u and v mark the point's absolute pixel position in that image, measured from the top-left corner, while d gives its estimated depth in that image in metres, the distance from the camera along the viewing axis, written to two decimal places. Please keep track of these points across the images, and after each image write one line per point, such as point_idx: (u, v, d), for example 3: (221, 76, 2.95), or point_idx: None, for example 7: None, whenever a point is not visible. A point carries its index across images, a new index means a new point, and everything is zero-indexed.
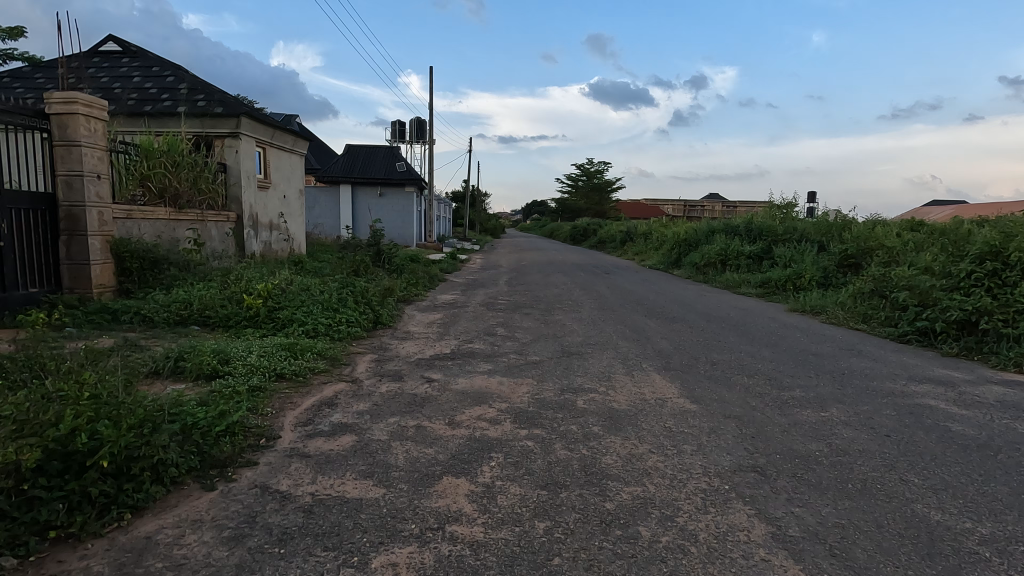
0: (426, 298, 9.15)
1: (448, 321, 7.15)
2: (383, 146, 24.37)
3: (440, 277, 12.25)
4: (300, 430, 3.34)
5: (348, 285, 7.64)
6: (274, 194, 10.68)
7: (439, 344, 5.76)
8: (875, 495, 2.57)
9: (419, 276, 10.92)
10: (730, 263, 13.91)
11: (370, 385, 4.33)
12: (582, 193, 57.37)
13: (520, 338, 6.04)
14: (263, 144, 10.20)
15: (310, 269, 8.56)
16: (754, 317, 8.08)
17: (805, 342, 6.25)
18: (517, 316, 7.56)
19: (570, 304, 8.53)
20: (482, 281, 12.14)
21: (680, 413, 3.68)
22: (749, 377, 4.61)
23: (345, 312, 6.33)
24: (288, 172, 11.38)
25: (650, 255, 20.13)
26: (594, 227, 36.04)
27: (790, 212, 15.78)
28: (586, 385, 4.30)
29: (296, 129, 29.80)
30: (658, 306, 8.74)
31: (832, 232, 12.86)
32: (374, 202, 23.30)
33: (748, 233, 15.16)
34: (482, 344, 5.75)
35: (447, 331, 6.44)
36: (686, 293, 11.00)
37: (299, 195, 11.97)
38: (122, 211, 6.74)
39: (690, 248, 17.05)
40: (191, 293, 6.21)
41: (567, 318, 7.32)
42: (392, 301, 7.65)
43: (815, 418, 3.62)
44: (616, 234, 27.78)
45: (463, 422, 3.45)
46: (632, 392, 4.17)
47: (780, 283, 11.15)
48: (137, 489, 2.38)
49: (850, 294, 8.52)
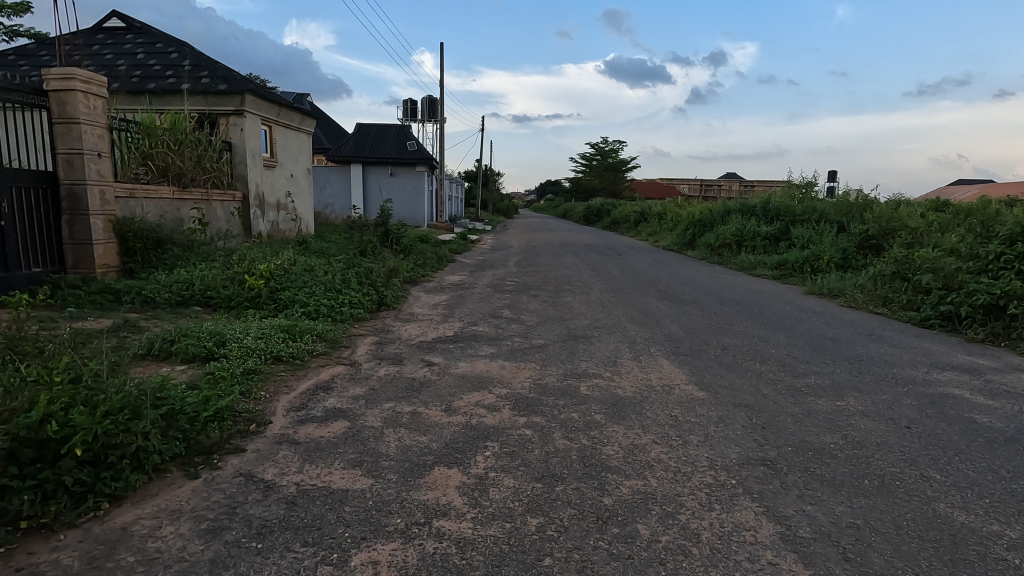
0: (433, 279, 9.02)
1: (453, 302, 7.02)
2: (394, 125, 24.10)
3: (449, 258, 12.12)
4: (292, 415, 3.25)
5: (353, 266, 7.54)
6: (281, 174, 10.58)
7: (442, 326, 5.65)
8: (893, 493, 2.40)
9: (427, 257, 10.80)
10: (746, 244, 13.59)
11: (368, 368, 4.23)
12: (596, 173, 56.62)
13: (525, 321, 5.90)
14: (268, 122, 10.05)
15: (316, 249, 8.47)
16: (769, 300, 7.85)
17: (821, 326, 6.04)
18: (525, 298, 7.40)
19: (579, 286, 8.34)
20: (491, 262, 11.98)
21: (687, 401, 3.53)
22: (761, 363, 4.43)
23: (349, 293, 6.24)
24: (295, 151, 11.26)
25: (664, 236, 19.78)
26: (607, 207, 35.58)
27: (809, 191, 15.33)
28: (591, 370, 4.16)
29: (307, 108, 29.63)
30: (669, 287, 8.53)
31: (852, 212, 12.47)
32: (385, 182, 23.15)
33: (765, 213, 14.78)
34: (487, 326, 5.61)
35: (452, 313, 6.32)
36: (700, 274, 10.74)
37: (307, 174, 11.85)
38: (125, 190, 6.67)
39: (706, 229, 16.69)
40: (193, 273, 6.15)
41: (576, 301, 7.15)
42: (398, 282, 7.54)
43: (830, 408, 3.44)
44: (630, 214, 27.39)
45: (460, 409, 3.33)
46: (638, 377, 4.01)
47: (797, 264, 10.83)
48: (116, 478, 2.30)
49: (871, 277, 8.22)
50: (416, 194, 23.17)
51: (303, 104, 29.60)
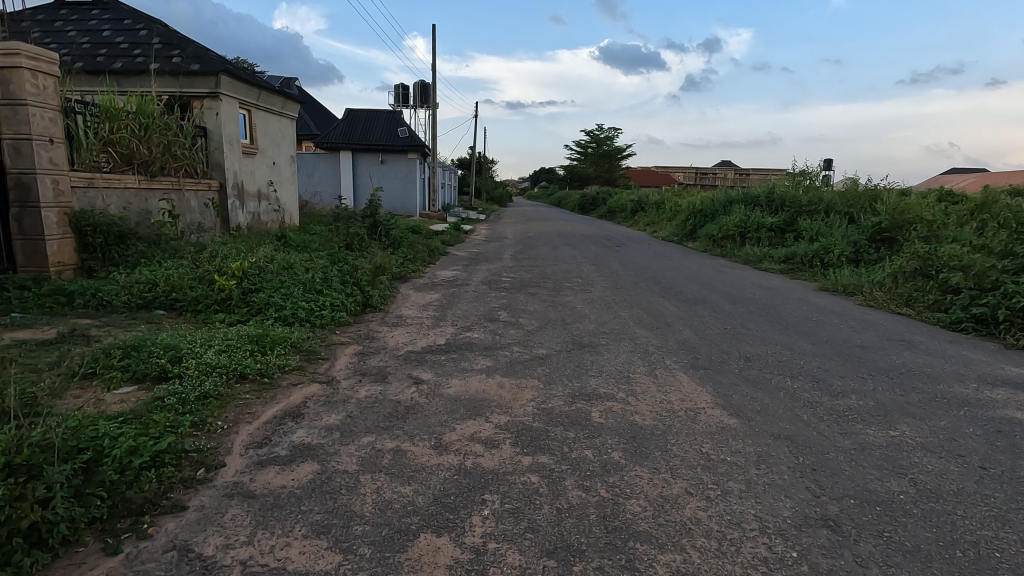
0: (424, 275, 8.46)
1: (446, 302, 6.49)
2: (384, 110, 23.32)
3: (441, 250, 11.54)
4: (250, 455, 2.72)
5: (337, 262, 6.96)
6: (262, 161, 9.96)
7: (433, 332, 5.11)
8: (997, 572, 1.92)
9: (418, 250, 10.24)
10: (751, 235, 13.10)
11: (347, 387, 3.69)
12: (591, 161, 55.93)
13: (524, 325, 5.38)
14: (247, 105, 9.38)
15: (297, 244, 7.89)
16: (783, 299, 7.35)
17: (845, 330, 5.55)
18: (523, 297, 6.86)
19: (579, 282, 7.82)
20: (485, 255, 11.43)
21: (718, 431, 3.03)
22: (792, 378, 3.93)
23: (330, 294, 5.68)
24: (278, 137, 10.61)
25: (662, 226, 19.28)
26: (603, 195, 35.02)
27: (814, 180, 14.82)
28: (602, 390, 3.64)
29: (295, 93, 28.73)
30: (675, 284, 8.03)
31: (861, 203, 11.98)
32: (375, 169, 22.43)
33: (769, 203, 14.28)
34: (483, 332, 5.08)
35: (444, 316, 5.79)
36: (705, 268, 10.25)
37: (290, 161, 11.18)
38: (83, 180, 6.05)
39: (707, 219, 16.18)
40: (157, 272, 5.57)
41: (578, 300, 6.62)
42: (386, 279, 6.98)
43: (885, 440, 2.95)
44: (626, 204, 26.86)
45: (452, 445, 2.80)
46: (657, 399, 3.50)
47: (805, 258, 10.36)
48: (3, 564, 1.78)
49: (889, 273, 7.75)
50: (408, 182, 22.48)
51: (290, 89, 28.69)
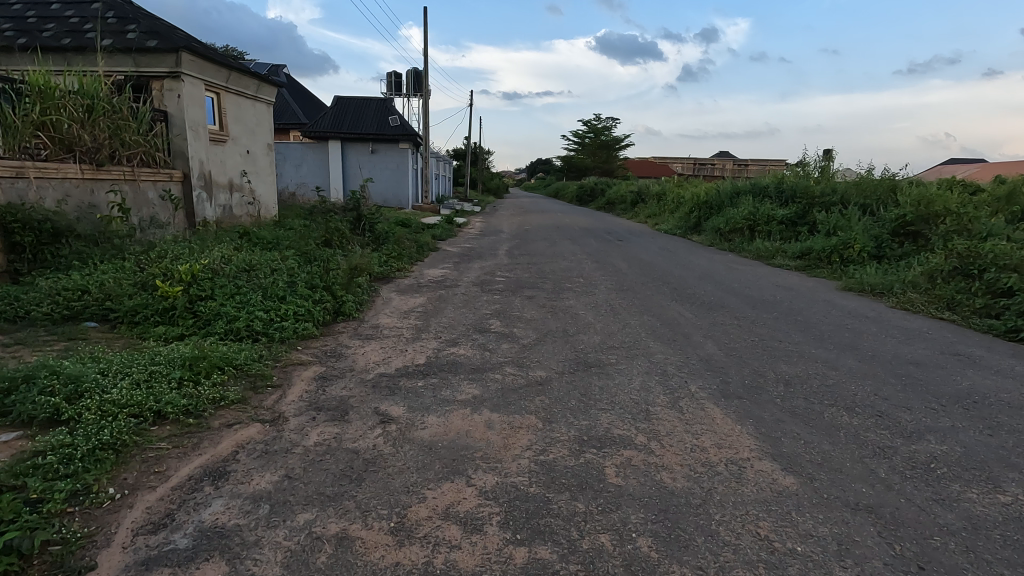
0: (409, 275, 7.69)
1: (430, 308, 5.73)
2: (375, 98, 22.40)
3: (431, 246, 10.75)
4: (135, 548, 1.95)
5: (308, 263, 6.17)
6: (233, 149, 9.14)
7: (412, 347, 4.36)
8: None
9: (405, 246, 9.44)
10: (760, 229, 12.36)
11: (295, 428, 2.93)
12: (589, 151, 55.00)
13: (520, 338, 4.63)
14: (215, 88, 8.53)
15: (267, 242, 7.12)
16: (808, 301, 6.62)
17: (890, 341, 4.82)
18: (519, 301, 6.11)
19: (581, 283, 7.07)
20: (478, 250, 10.64)
21: (773, 498, 2.28)
22: (849, 412, 3.19)
23: (294, 301, 4.90)
24: (253, 123, 9.78)
25: (664, 218, 18.54)
26: (601, 186, 34.20)
27: (825, 170, 14.06)
28: (616, 431, 2.89)
29: (283, 81, 27.76)
30: (686, 284, 7.28)
31: (880, 193, 11.23)
32: (365, 160, 21.57)
33: (779, 194, 13.52)
34: (471, 348, 4.33)
35: (427, 326, 5.01)
36: (716, 265, 9.50)
37: (267, 150, 10.34)
38: (10, 168, 5.23)
39: (713, 211, 15.41)
40: (92, 277, 4.78)
41: (580, 305, 5.88)
42: (364, 281, 6.21)
43: (999, 512, 2.22)
44: (625, 195, 26.10)
45: (419, 529, 2.05)
46: (686, 443, 2.76)
47: (823, 254, 9.62)
48: None
49: (921, 273, 7.03)
50: (400, 173, 21.60)
51: (278, 77, 27.71)
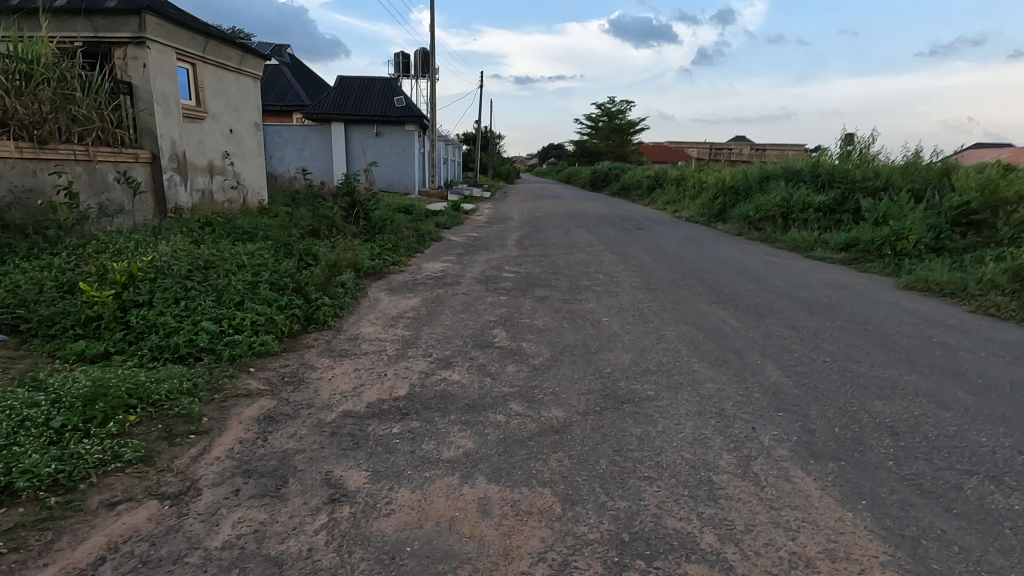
0: (405, 270, 6.79)
1: (425, 313, 4.82)
2: (380, 78, 21.40)
3: (434, 235, 9.83)
4: None
5: (284, 258, 5.30)
6: (213, 127, 8.24)
7: (395, 369, 3.48)
8: None
9: (404, 236, 8.53)
10: (796, 217, 11.30)
11: (205, 512, 2.04)
12: (603, 135, 53.54)
13: (530, 357, 3.71)
14: (190, 58, 7.61)
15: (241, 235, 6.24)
16: (870, 304, 5.62)
17: (995, 362, 3.84)
18: (529, 303, 5.19)
19: (601, 280, 6.13)
20: (485, 240, 9.69)
21: None
22: (999, 487, 2.24)
23: (255, 307, 4.01)
24: (236, 98, 8.86)
25: (685, 205, 17.46)
26: (615, 172, 33.03)
27: (866, 152, 12.88)
28: (671, 523, 1.98)
29: (288, 61, 26.85)
30: (723, 282, 6.31)
31: (932, 177, 10.11)
32: (370, 143, 20.63)
33: (814, 179, 12.41)
34: (468, 372, 3.42)
35: (417, 338, 4.11)
36: (751, 258, 8.48)
37: (254, 129, 9.43)
38: None
39: (739, 198, 14.29)
40: (11, 277, 3.93)
41: (602, 310, 4.94)
42: (349, 279, 5.31)
43: None
44: (642, 180, 24.95)
45: None
46: (778, 549, 1.84)
47: (872, 246, 8.57)
48: None
49: (1002, 270, 5.99)
50: (405, 156, 20.62)
51: (282, 56, 26.77)
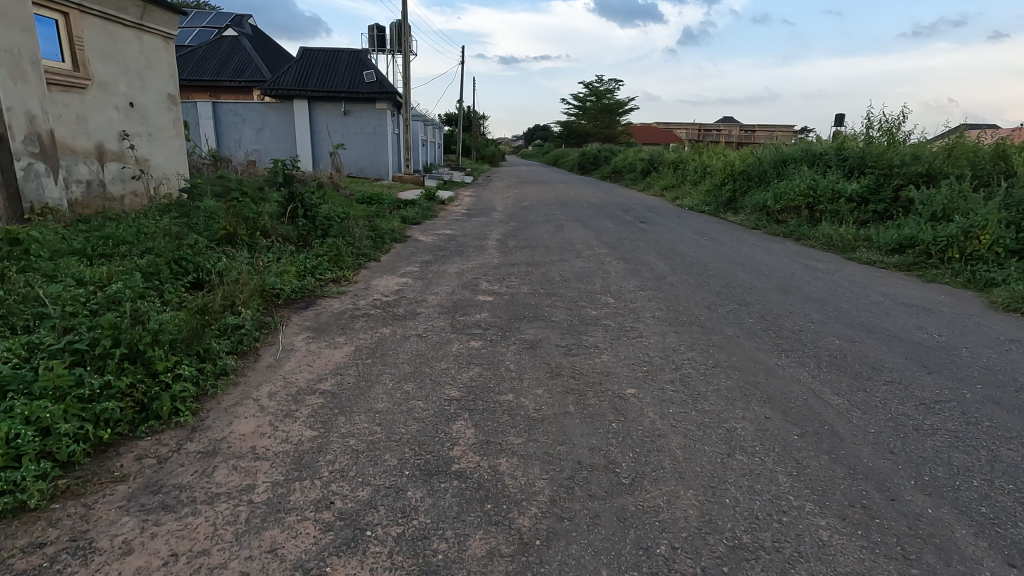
0: (348, 291, 5.07)
1: (352, 382, 3.12)
2: (348, 50, 19.30)
3: (399, 234, 8.08)
4: None
5: (147, 294, 3.56)
6: (101, 98, 6.36)
7: (252, 555, 1.79)
8: None
9: (356, 239, 6.78)
10: (824, 209, 9.76)
11: None
12: (591, 116, 51.60)
13: (511, 505, 2.04)
14: (59, 6, 5.71)
15: (106, 256, 4.44)
16: (989, 343, 4.01)
17: None
18: (514, 357, 3.52)
19: (612, 309, 4.47)
20: (460, 240, 7.94)
21: None
22: None
23: (30, 401, 2.28)
24: (139, 63, 6.94)
25: (687, 192, 15.85)
26: (606, 154, 31.30)
27: (897, 133, 11.30)
28: None
29: (250, 32, 24.52)
30: (776, 308, 4.69)
31: (989, 162, 8.53)
32: (336, 122, 18.56)
33: (840, 163, 10.85)
34: (390, 566, 1.73)
35: (320, 451, 2.41)
36: (788, 264, 6.87)
37: (169, 104, 7.53)
38: None
39: (752, 184, 12.70)
40: None
41: (625, 371, 3.29)
42: (245, 323, 3.59)
43: None
44: (636, 164, 23.25)
45: None
46: None
47: (934, 247, 6.99)
48: None
49: None
50: (377, 138, 18.63)
51: (243, 27, 24.42)
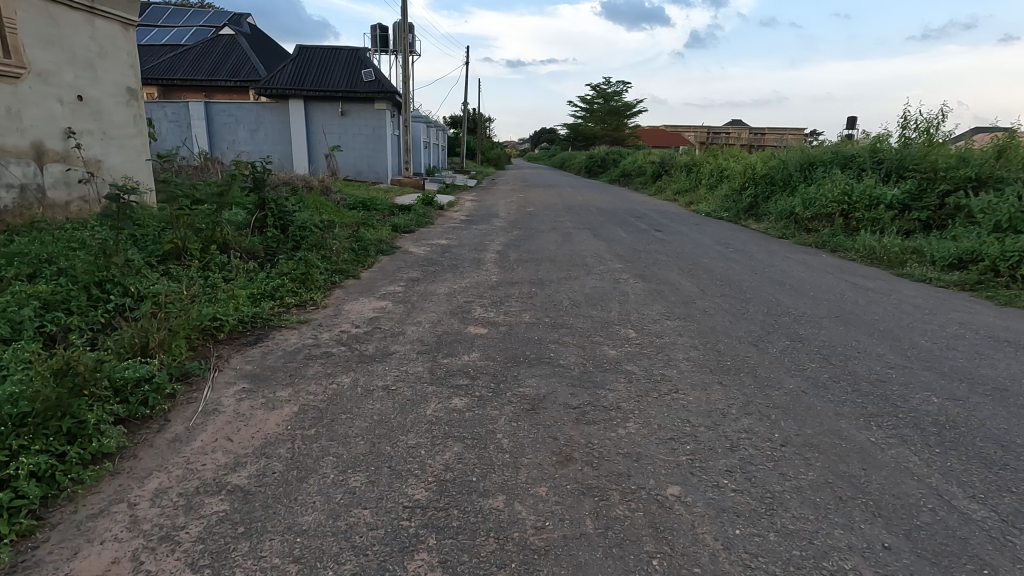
0: (312, 319, 4.19)
1: (279, 471, 2.22)
2: (346, 48, 18.51)
3: (387, 245, 7.20)
4: None
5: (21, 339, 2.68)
6: (40, 90, 5.52)
7: None
8: None
9: (333, 252, 5.90)
10: (861, 217, 8.80)
11: None
12: (598, 119, 50.71)
13: None
14: None
15: (5, 280, 3.57)
16: None
17: None
18: (508, 425, 2.61)
19: (635, 349, 3.56)
20: (455, 252, 7.04)
21: None
22: None
23: None
24: (89, 51, 6.10)
25: (702, 197, 14.91)
26: (613, 157, 30.41)
27: (936, 133, 10.33)
28: None
29: (248, 31, 23.79)
30: (839, 346, 3.75)
31: None
32: (333, 123, 17.74)
33: (875, 166, 9.89)
34: None
35: None
36: (832, 283, 5.93)
37: (128, 98, 6.69)
38: None
39: (775, 189, 11.76)
40: None
41: (662, 451, 2.37)
42: (150, 376, 2.71)
43: None
44: (645, 168, 22.34)
45: None
46: None
47: (1003, 263, 6.03)
48: None
49: None
50: (375, 140, 17.81)
51: (240, 26, 23.70)
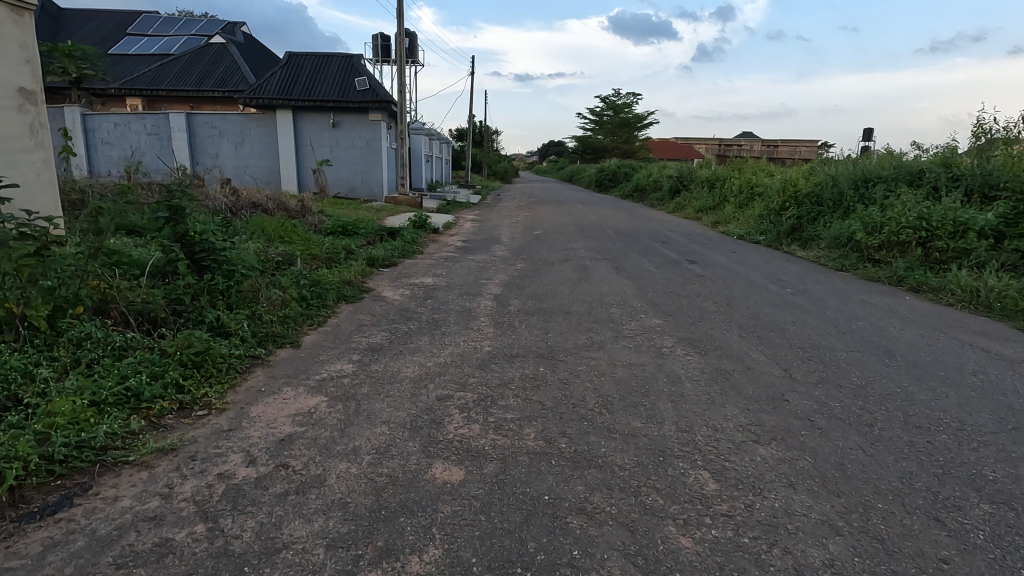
0: (185, 446, 2.60)
1: None
2: (339, 55, 17.19)
3: (355, 288, 5.63)
4: None
5: None
6: None
7: None
8: None
9: (268, 307, 4.34)
10: (946, 246, 7.12)
11: None
12: (608, 131, 49.29)
13: None
14: None
15: None
16: None
17: None
18: None
19: (729, 542, 1.94)
20: (440, 298, 5.46)
21: None
22: None
23: None
24: None
25: (731, 216, 13.28)
26: (625, 171, 28.90)
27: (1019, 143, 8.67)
28: None
29: (241, 41, 22.59)
30: None
31: None
32: (323, 136, 16.33)
33: (952, 182, 8.22)
34: None
35: None
36: (957, 351, 4.28)
37: (21, 102, 5.21)
38: None
39: (823, 210, 10.11)
40: None
41: None
42: None
43: None
44: (662, 182, 20.75)
45: None
46: None
47: None
48: None
49: None
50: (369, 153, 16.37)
51: (233, 35, 22.51)
